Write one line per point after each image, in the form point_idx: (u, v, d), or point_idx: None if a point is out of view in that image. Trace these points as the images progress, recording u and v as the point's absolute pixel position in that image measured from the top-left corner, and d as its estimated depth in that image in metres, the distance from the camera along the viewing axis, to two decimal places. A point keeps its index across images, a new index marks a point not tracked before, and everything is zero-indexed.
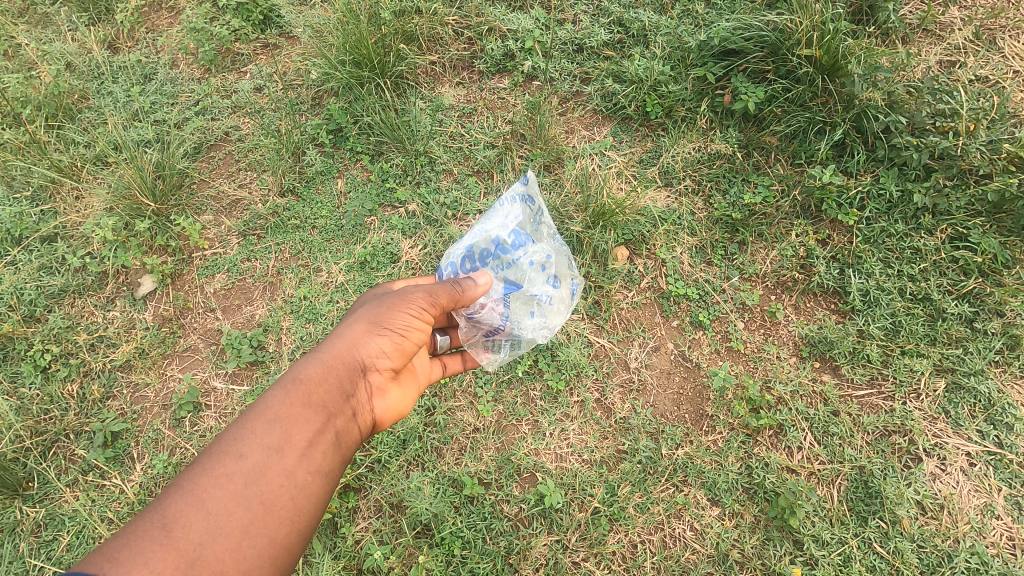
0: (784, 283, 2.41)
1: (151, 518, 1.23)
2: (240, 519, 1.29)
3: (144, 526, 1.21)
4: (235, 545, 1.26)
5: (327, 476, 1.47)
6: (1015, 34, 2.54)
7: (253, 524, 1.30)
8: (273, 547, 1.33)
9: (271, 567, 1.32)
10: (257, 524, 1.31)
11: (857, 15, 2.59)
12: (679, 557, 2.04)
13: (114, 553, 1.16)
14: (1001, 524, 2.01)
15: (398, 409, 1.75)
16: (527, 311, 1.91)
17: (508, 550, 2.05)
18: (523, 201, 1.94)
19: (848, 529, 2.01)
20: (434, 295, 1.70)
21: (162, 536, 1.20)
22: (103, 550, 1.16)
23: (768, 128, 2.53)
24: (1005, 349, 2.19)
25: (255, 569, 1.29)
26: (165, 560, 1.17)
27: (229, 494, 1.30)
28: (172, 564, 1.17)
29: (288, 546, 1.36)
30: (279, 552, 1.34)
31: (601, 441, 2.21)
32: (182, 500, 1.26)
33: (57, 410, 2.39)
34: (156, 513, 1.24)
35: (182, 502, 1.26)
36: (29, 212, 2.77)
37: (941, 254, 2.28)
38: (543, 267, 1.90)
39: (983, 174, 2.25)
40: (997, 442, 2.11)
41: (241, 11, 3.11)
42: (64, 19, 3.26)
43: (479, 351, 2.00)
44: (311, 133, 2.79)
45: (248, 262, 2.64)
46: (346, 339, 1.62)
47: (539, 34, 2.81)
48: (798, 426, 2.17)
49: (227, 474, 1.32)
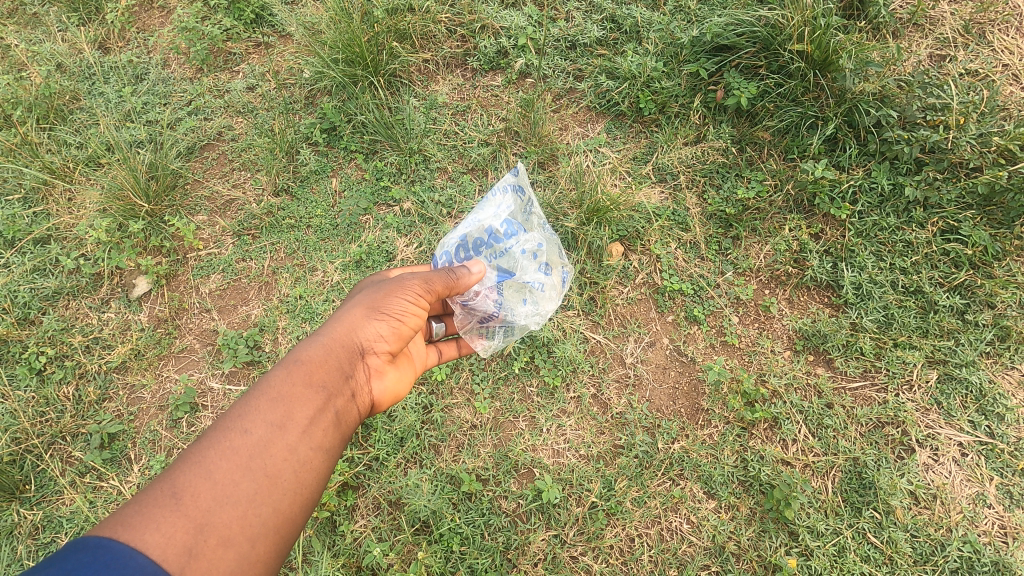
0: (778, 278, 2.43)
1: (160, 488, 1.21)
2: (247, 489, 1.27)
3: (154, 495, 1.19)
4: (242, 514, 1.24)
5: (329, 452, 1.45)
6: (1004, 28, 2.57)
7: (258, 495, 1.28)
8: (277, 519, 1.30)
9: (275, 538, 1.30)
10: (262, 494, 1.29)
11: (848, 10, 2.61)
12: (676, 550, 2.06)
13: (125, 520, 1.13)
14: (993, 513, 2.03)
15: (394, 392, 1.75)
16: (520, 298, 1.92)
17: (507, 546, 2.06)
18: (514, 191, 1.94)
19: (843, 520, 2.03)
20: (429, 282, 1.72)
21: (172, 503, 1.18)
22: (113, 517, 1.14)
23: (761, 123, 2.54)
24: (996, 340, 2.21)
25: (261, 538, 1.27)
26: (175, 526, 1.15)
27: (236, 466, 1.28)
28: (182, 530, 1.15)
29: (292, 519, 1.34)
30: (283, 524, 1.32)
31: (598, 436, 2.22)
32: (189, 470, 1.24)
33: (53, 413, 2.38)
34: (164, 483, 1.22)
35: (189, 473, 1.24)
36: (22, 214, 2.76)
37: (932, 246, 2.30)
38: (535, 255, 1.91)
39: (974, 168, 2.28)
40: (989, 432, 2.13)
41: (232, 11, 3.10)
42: (53, 19, 3.24)
43: (473, 337, 2.01)
44: (305, 133, 2.79)
45: (242, 262, 2.63)
46: (345, 324, 1.63)
47: (532, 31, 2.81)
48: (792, 419, 2.19)
49: (231, 447, 1.30)
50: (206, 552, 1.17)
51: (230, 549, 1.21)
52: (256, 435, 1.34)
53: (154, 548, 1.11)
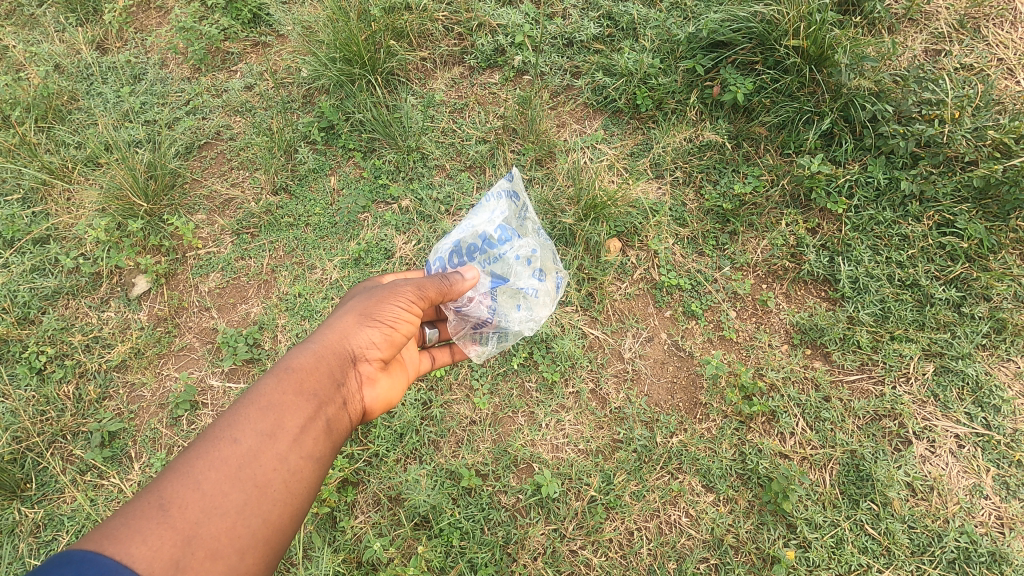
0: (775, 273, 2.44)
1: (148, 499, 1.21)
2: (237, 499, 1.28)
3: (141, 506, 1.19)
4: (230, 525, 1.25)
5: (320, 461, 1.46)
6: (999, 22, 2.58)
7: (247, 505, 1.29)
8: (266, 528, 1.31)
9: (265, 548, 1.31)
10: (252, 504, 1.30)
11: (843, 5, 2.62)
12: (675, 543, 2.07)
13: (112, 532, 1.13)
14: (990, 504, 2.05)
15: (387, 398, 1.76)
16: (514, 304, 1.93)
17: (507, 540, 2.07)
18: (509, 197, 1.96)
19: (840, 512, 2.04)
20: (422, 288, 1.73)
21: (159, 515, 1.18)
22: (100, 529, 1.14)
23: (757, 119, 2.55)
24: (992, 333, 2.22)
25: (250, 549, 1.27)
26: (163, 538, 1.16)
27: (224, 476, 1.29)
28: (169, 542, 1.16)
29: (281, 529, 1.35)
30: (272, 533, 1.33)
31: (597, 431, 2.24)
32: (177, 481, 1.25)
33: (54, 412, 2.39)
34: (153, 494, 1.22)
35: (177, 484, 1.24)
36: (20, 214, 2.77)
37: (928, 240, 2.31)
38: (529, 261, 1.92)
39: (969, 161, 2.29)
40: (985, 424, 2.14)
41: (230, 10, 3.11)
42: (51, 20, 3.25)
43: (467, 343, 2.02)
44: (303, 131, 2.80)
45: (241, 261, 2.64)
46: (337, 331, 1.63)
47: (528, 28, 2.82)
48: (789, 412, 2.20)
49: (220, 457, 1.31)
50: (193, 563, 1.17)
51: (218, 560, 1.21)
52: (246, 445, 1.34)
53: (141, 561, 1.11)
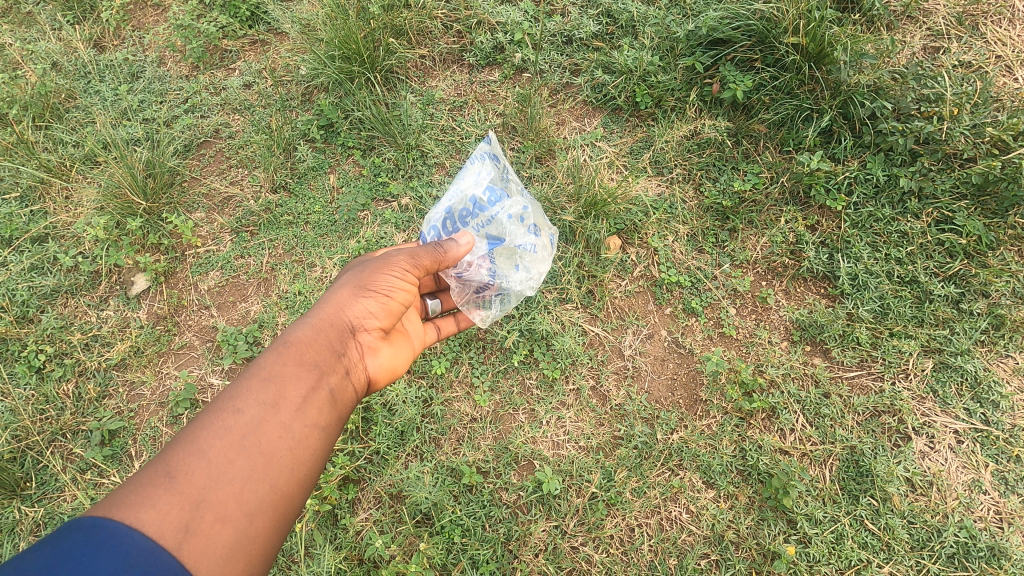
0: (775, 269, 2.44)
1: (155, 469, 1.22)
2: (242, 467, 1.28)
3: (148, 476, 1.21)
4: (237, 491, 1.25)
5: (326, 429, 1.46)
6: (997, 20, 2.59)
7: (253, 472, 1.29)
8: (275, 495, 1.31)
9: (274, 514, 1.30)
10: (258, 471, 1.29)
11: (843, 3, 2.63)
12: (676, 539, 2.08)
13: (120, 501, 1.15)
14: (989, 499, 2.06)
15: (392, 368, 1.75)
16: (513, 264, 1.97)
17: (508, 537, 2.08)
18: (491, 158, 2.01)
19: (840, 507, 2.05)
20: (415, 257, 1.73)
21: (165, 482, 1.19)
22: (109, 498, 1.16)
23: (757, 116, 2.55)
24: (990, 329, 2.23)
25: (260, 514, 1.27)
26: (170, 503, 1.16)
27: (229, 444, 1.29)
28: (177, 508, 1.16)
29: (290, 496, 1.34)
30: (282, 499, 1.32)
31: (597, 428, 2.24)
32: (182, 451, 1.26)
33: (53, 410, 2.38)
34: (159, 465, 1.23)
35: (182, 453, 1.25)
36: (18, 213, 2.76)
37: (927, 237, 2.32)
38: (521, 219, 1.98)
39: (968, 158, 2.30)
40: (983, 420, 2.15)
41: (229, 8, 3.10)
42: (48, 18, 3.24)
43: (471, 310, 2.06)
44: (302, 129, 2.80)
45: (241, 259, 2.64)
46: (334, 304, 1.64)
47: (527, 26, 2.82)
48: (789, 408, 2.21)
49: (225, 426, 1.31)
50: (203, 528, 1.17)
51: (228, 524, 1.21)
52: (249, 415, 1.35)
53: (149, 525, 1.12)
